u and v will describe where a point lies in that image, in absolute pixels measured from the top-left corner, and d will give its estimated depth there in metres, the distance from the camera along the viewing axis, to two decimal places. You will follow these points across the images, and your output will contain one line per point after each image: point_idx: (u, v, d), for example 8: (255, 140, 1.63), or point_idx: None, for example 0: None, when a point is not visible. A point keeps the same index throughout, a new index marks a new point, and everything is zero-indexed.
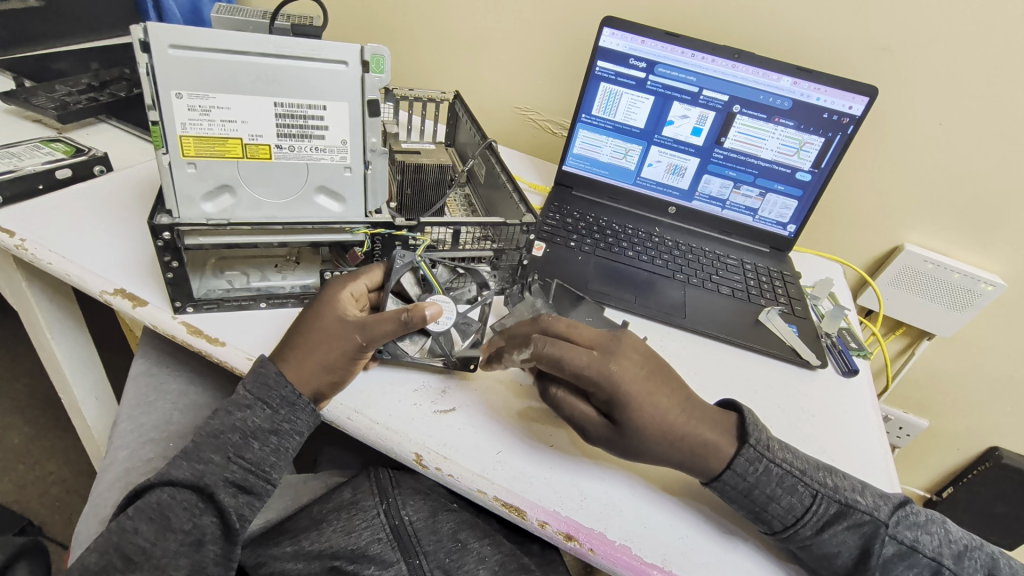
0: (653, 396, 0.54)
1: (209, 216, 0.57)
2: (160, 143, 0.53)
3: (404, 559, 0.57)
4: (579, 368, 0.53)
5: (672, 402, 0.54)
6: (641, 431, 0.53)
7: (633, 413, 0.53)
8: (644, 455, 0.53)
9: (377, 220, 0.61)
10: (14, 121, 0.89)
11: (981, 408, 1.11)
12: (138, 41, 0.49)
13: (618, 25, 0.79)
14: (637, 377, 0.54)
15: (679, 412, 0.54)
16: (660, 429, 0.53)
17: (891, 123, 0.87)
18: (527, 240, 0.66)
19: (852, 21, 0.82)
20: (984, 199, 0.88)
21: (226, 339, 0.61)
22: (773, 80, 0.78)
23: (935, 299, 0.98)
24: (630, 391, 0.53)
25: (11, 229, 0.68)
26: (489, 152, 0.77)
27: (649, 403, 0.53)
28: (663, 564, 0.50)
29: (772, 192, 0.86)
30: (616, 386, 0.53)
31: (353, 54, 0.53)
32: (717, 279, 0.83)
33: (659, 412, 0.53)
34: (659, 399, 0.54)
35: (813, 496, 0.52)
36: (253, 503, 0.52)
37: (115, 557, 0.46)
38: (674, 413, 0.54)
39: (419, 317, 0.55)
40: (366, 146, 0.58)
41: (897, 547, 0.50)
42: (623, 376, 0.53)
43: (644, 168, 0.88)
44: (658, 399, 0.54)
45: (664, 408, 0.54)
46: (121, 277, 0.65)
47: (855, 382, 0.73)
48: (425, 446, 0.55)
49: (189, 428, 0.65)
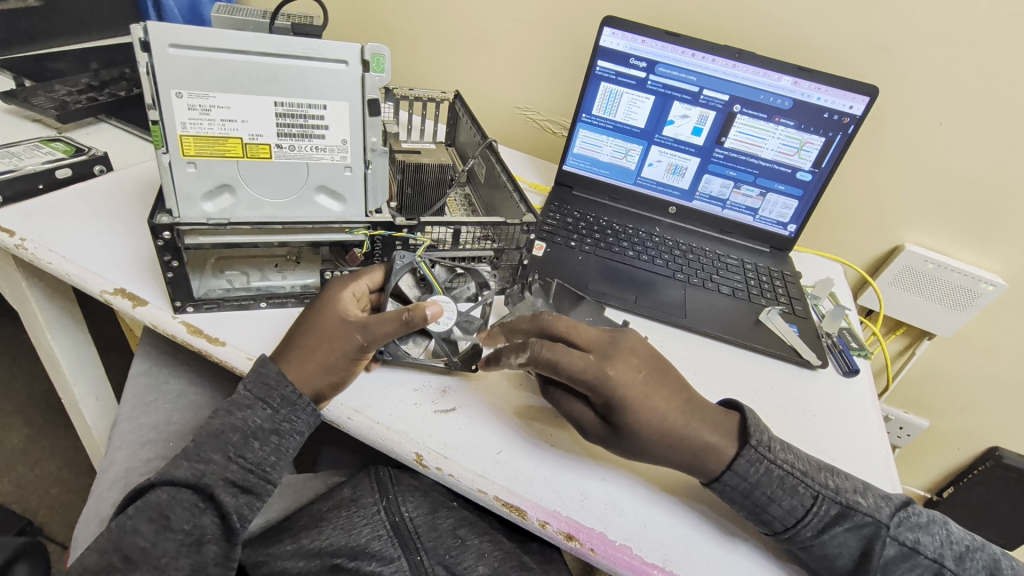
0: (651, 399, 0.53)
1: (208, 216, 0.57)
2: (160, 143, 0.53)
3: (405, 555, 0.57)
4: (576, 372, 0.53)
5: (671, 404, 0.54)
6: (642, 433, 0.53)
7: (633, 417, 0.52)
8: (644, 455, 0.54)
9: (377, 220, 0.61)
10: (14, 121, 0.89)
11: (980, 408, 1.11)
12: (138, 40, 0.49)
13: (618, 25, 0.79)
14: (635, 382, 0.53)
15: (679, 414, 0.54)
16: (660, 430, 0.53)
17: (892, 122, 0.87)
18: (527, 240, 0.66)
19: (852, 22, 0.82)
20: (984, 199, 0.88)
21: (226, 339, 0.61)
22: (773, 80, 0.78)
23: (935, 299, 0.98)
24: (629, 395, 0.53)
25: (11, 229, 0.68)
26: (489, 152, 0.77)
27: (649, 406, 0.53)
28: (664, 564, 0.50)
29: (772, 192, 0.86)
30: (614, 390, 0.53)
31: (353, 54, 0.53)
32: (717, 279, 0.83)
33: (657, 416, 0.53)
34: (657, 403, 0.54)
35: (814, 497, 0.52)
36: (253, 502, 0.52)
37: (115, 556, 0.46)
38: (673, 414, 0.54)
39: (419, 317, 0.55)
40: (366, 146, 0.58)
41: (898, 549, 0.50)
42: (622, 379, 0.53)
43: (644, 168, 0.88)
44: (657, 402, 0.54)
45: (663, 410, 0.53)
46: (120, 276, 0.65)
47: (856, 382, 0.73)
48: (425, 446, 0.55)
49: (189, 428, 0.65)
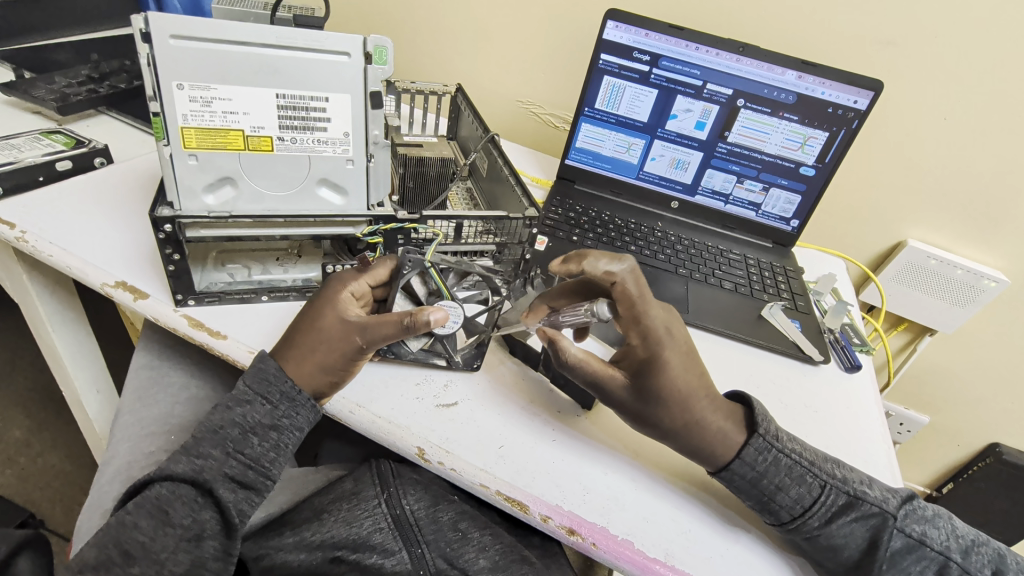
0: (686, 373, 0.53)
1: (209, 209, 0.57)
2: (160, 134, 0.53)
3: (405, 548, 0.57)
4: (640, 317, 0.53)
5: (701, 380, 0.54)
6: (662, 405, 0.53)
7: (667, 383, 0.53)
8: (656, 428, 0.54)
9: (379, 214, 0.61)
10: (14, 113, 0.89)
11: (979, 405, 1.12)
12: (138, 31, 0.48)
13: (621, 18, 0.78)
14: (680, 350, 0.54)
15: (704, 394, 0.53)
16: (683, 407, 0.53)
17: (896, 118, 0.87)
18: (529, 234, 0.65)
19: (857, 16, 0.82)
20: (989, 193, 0.88)
21: (227, 333, 0.61)
22: (778, 74, 0.78)
23: (937, 295, 0.98)
24: (672, 360, 0.53)
25: (11, 222, 0.68)
26: (491, 146, 0.77)
27: (682, 378, 0.53)
28: (665, 559, 0.50)
29: (775, 187, 0.85)
30: (660, 350, 0.53)
31: (355, 45, 0.53)
32: (720, 274, 0.83)
33: (685, 391, 0.53)
34: (692, 378, 0.53)
35: (821, 487, 0.52)
36: (252, 498, 0.52)
37: (114, 552, 0.46)
38: (700, 391, 0.53)
39: (421, 324, 0.53)
40: (368, 139, 0.58)
41: (904, 541, 0.50)
42: (671, 343, 0.53)
43: (646, 162, 0.88)
44: (688, 377, 0.53)
45: (690, 389, 0.53)
46: (121, 270, 0.65)
47: (858, 377, 0.73)
48: (428, 440, 0.55)
49: (189, 421, 0.65)
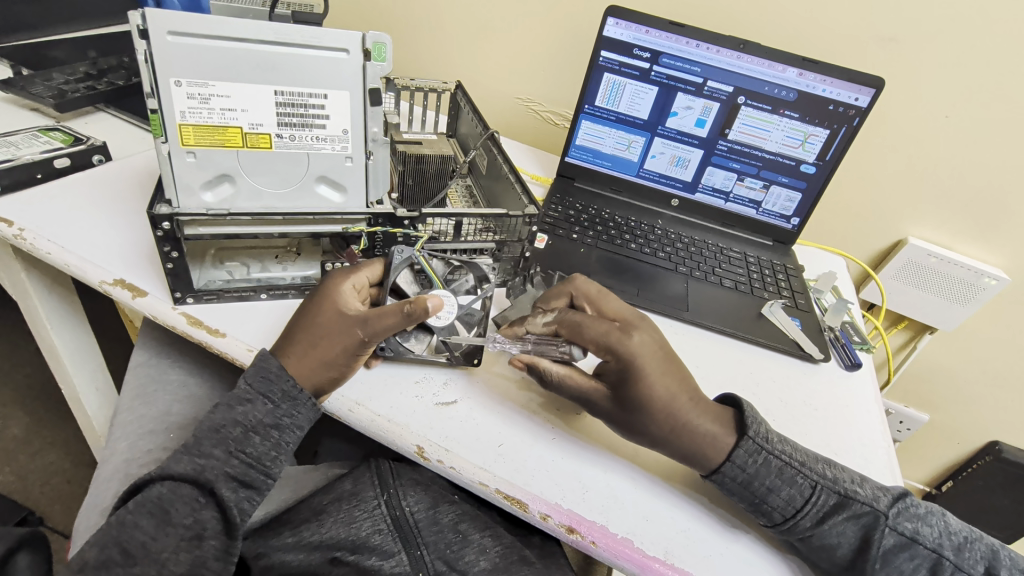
0: (665, 377, 0.54)
1: (208, 206, 0.56)
2: (159, 131, 0.52)
3: (405, 550, 0.57)
4: (598, 335, 0.54)
5: (681, 385, 0.54)
6: (645, 411, 0.53)
7: (647, 390, 0.53)
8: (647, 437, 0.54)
9: (377, 212, 0.60)
10: (12, 110, 0.88)
11: (979, 403, 1.12)
12: (137, 28, 0.48)
13: (622, 15, 0.78)
14: (653, 356, 0.54)
15: (688, 399, 0.53)
16: (667, 412, 0.53)
17: (897, 116, 0.86)
18: (529, 232, 0.66)
19: (859, 13, 0.81)
20: (989, 191, 0.88)
21: (226, 330, 0.60)
22: (778, 71, 0.77)
23: (936, 293, 0.97)
24: (647, 365, 0.53)
25: (9, 220, 0.67)
26: (490, 143, 0.77)
27: (662, 384, 0.53)
28: (665, 558, 0.50)
29: (775, 184, 0.85)
30: (635, 358, 0.53)
31: (354, 42, 0.52)
32: (720, 272, 0.82)
33: (667, 394, 0.53)
34: (670, 385, 0.53)
35: (813, 487, 0.52)
36: (253, 497, 0.52)
37: (114, 552, 0.46)
38: (682, 397, 0.53)
39: (420, 309, 0.54)
40: (367, 136, 0.57)
41: (897, 538, 0.50)
42: (643, 350, 0.54)
43: (646, 160, 0.88)
44: (669, 382, 0.54)
45: (671, 394, 0.53)
46: (120, 267, 0.64)
47: (857, 375, 0.73)
48: (426, 438, 0.54)
49: (188, 419, 0.65)
